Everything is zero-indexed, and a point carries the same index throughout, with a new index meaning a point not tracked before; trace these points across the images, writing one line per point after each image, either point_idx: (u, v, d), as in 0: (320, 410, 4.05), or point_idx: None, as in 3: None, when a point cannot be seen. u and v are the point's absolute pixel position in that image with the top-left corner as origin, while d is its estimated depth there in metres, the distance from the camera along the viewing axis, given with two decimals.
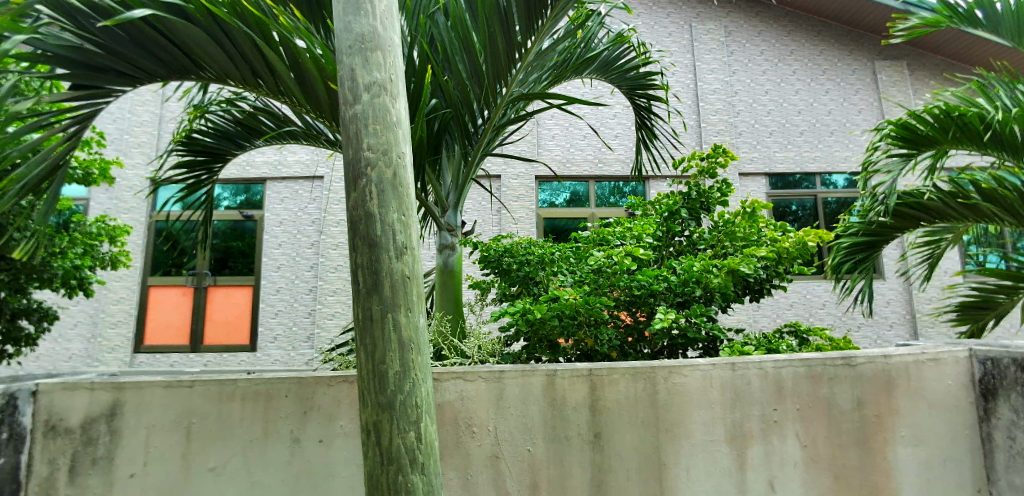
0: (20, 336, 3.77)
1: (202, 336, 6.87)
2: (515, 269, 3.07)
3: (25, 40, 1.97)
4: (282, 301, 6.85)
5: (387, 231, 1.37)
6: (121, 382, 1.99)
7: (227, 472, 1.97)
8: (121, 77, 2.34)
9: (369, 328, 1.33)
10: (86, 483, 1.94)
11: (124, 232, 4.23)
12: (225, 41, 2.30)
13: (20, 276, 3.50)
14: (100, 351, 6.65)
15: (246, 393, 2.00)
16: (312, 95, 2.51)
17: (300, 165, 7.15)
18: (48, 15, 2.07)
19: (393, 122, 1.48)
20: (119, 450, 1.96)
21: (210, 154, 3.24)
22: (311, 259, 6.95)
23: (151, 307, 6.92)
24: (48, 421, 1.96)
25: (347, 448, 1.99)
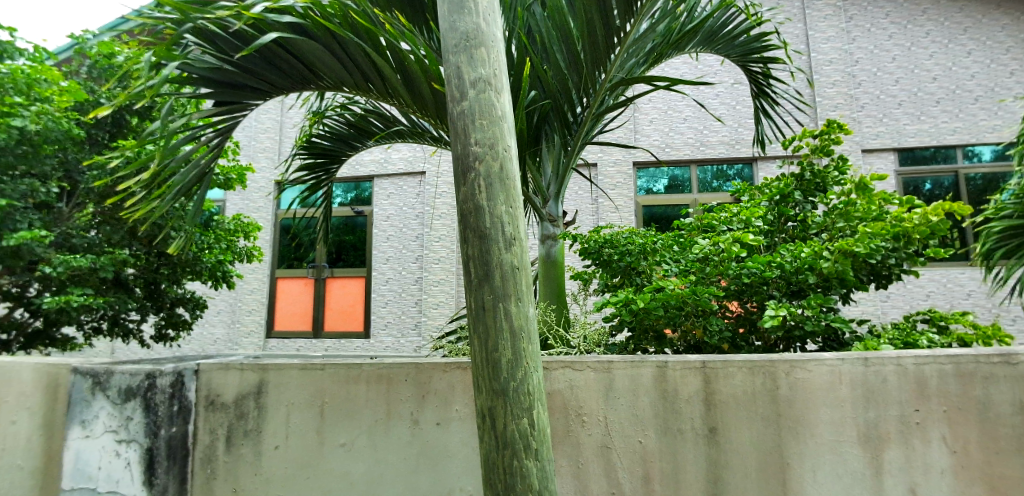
0: (178, 322, 4.30)
1: (323, 323, 7.46)
2: (616, 260, 3.02)
3: (178, 66, 2.24)
4: (391, 291, 7.24)
5: (496, 223, 1.41)
6: (265, 364, 2.22)
7: (355, 449, 2.14)
8: (255, 93, 2.58)
9: (482, 318, 1.37)
10: (240, 452, 2.19)
11: (258, 228, 4.54)
12: (339, 52, 2.47)
13: (178, 270, 4.01)
14: (239, 336, 7.42)
15: (369, 377, 2.15)
16: (418, 94, 2.62)
17: (404, 161, 7.49)
18: (195, 42, 2.34)
19: (499, 115, 1.51)
20: (266, 424, 2.19)
21: (327, 155, 3.49)
22: (416, 251, 7.27)
23: (279, 297, 7.62)
24: (208, 396, 2.24)
25: (463, 430, 2.09)
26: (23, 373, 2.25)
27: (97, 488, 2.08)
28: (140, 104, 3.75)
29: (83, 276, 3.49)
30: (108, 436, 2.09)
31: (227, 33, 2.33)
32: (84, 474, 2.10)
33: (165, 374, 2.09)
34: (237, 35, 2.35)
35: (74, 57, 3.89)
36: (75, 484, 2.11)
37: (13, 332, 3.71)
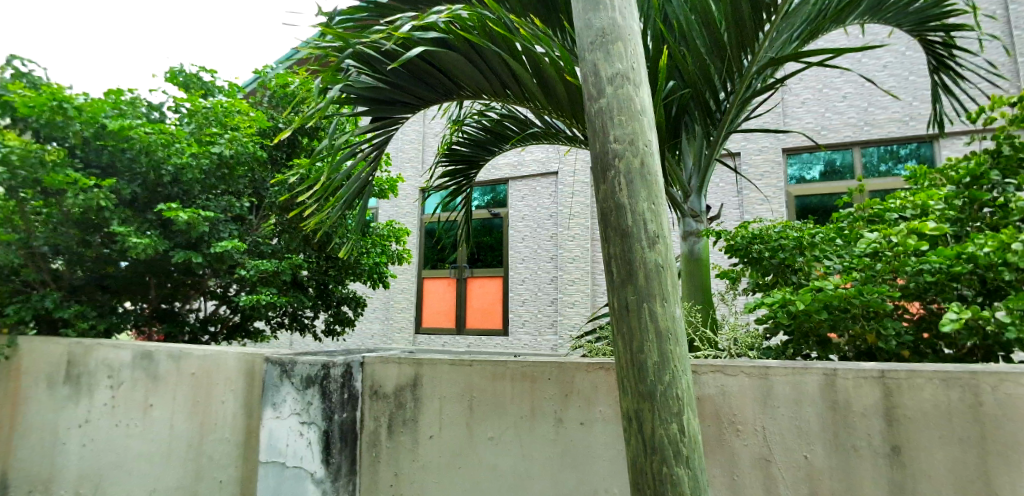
0: (344, 318, 4.79)
1: (465, 320, 7.85)
2: (768, 257, 2.78)
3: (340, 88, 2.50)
4: (528, 290, 7.39)
5: (638, 220, 1.36)
6: (419, 359, 2.39)
7: (502, 443, 2.21)
8: (405, 107, 2.79)
9: (626, 319, 1.33)
10: (401, 438, 2.38)
11: (405, 233, 4.87)
12: (477, 60, 2.58)
13: (342, 271, 4.49)
14: (393, 331, 8.08)
15: (514, 374, 2.22)
16: (553, 96, 2.63)
17: (536, 163, 7.60)
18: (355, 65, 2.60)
19: (638, 110, 1.46)
20: (422, 415, 2.36)
21: (467, 162, 3.65)
22: (550, 250, 7.32)
23: (426, 296, 8.18)
24: (372, 386, 2.47)
25: (608, 432, 2.06)
26: (229, 361, 2.66)
27: (285, 463, 2.38)
28: (310, 125, 4.23)
29: (269, 279, 4.01)
30: (292, 418, 2.39)
31: (381, 54, 2.56)
32: (275, 450, 2.42)
33: (337, 365, 2.35)
34: (389, 55, 2.56)
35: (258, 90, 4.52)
36: (268, 458, 2.44)
37: (219, 326, 4.36)
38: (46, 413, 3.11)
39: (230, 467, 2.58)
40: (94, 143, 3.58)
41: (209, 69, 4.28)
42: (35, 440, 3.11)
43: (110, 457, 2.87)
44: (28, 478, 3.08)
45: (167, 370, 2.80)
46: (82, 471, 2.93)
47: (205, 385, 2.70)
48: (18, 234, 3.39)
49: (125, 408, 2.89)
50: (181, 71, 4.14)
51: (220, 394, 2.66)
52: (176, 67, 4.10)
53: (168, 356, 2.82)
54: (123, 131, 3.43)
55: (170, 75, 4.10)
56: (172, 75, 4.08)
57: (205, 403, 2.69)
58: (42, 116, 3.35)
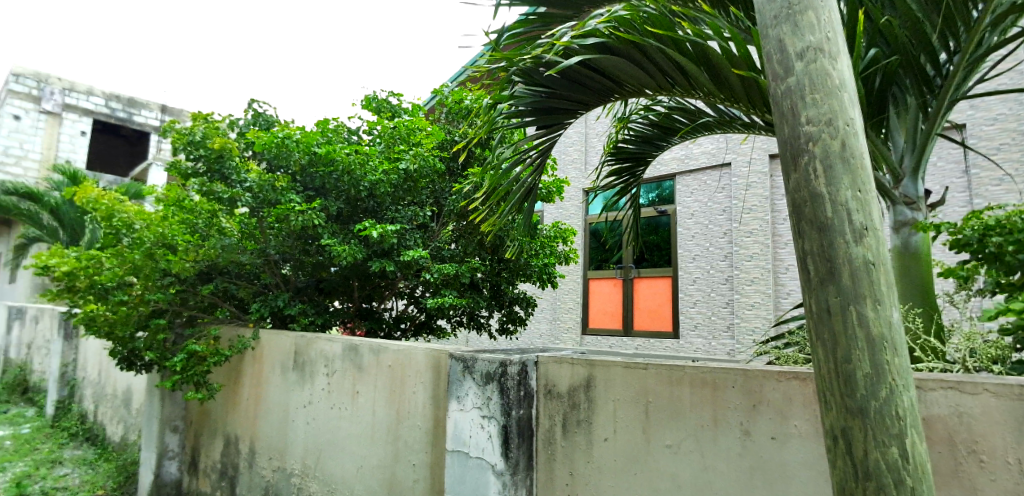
0: (516, 318, 4.94)
1: (633, 321, 7.41)
2: (1012, 253, 2.16)
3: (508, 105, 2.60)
4: (700, 291, 6.67)
5: (840, 212, 1.18)
6: (592, 360, 2.37)
7: (682, 452, 2.09)
8: (569, 113, 2.81)
9: (828, 323, 1.15)
10: (576, 437, 2.39)
11: (573, 233, 4.90)
12: (640, 59, 2.49)
13: (513, 273, 4.69)
14: (561, 331, 7.99)
15: (693, 379, 2.09)
16: (724, 83, 2.45)
17: (706, 155, 6.84)
18: (520, 81, 2.67)
19: (837, 86, 1.26)
20: (597, 416, 2.34)
21: (634, 159, 3.56)
22: (724, 248, 6.52)
23: (592, 297, 7.90)
24: (546, 385, 2.52)
25: (804, 450, 1.83)
26: (418, 356, 2.94)
27: (469, 453, 2.55)
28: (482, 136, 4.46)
29: (450, 281, 4.31)
30: (475, 411, 2.56)
31: (545, 68, 2.60)
32: (460, 440, 2.60)
33: (513, 364, 2.45)
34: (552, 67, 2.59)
35: (437, 108, 4.90)
36: (454, 447, 2.62)
37: (409, 323, 4.83)
38: (281, 395, 3.72)
39: (422, 452, 2.84)
40: (310, 170, 4.23)
41: (396, 92, 4.76)
42: (273, 416, 3.74)
43: (328, 435, 3.34)
44: (269, 448, 3.72)
45: (369, 362, 3.19)
46: (308, 445, 3.45)
47: (399, 377, 3.01)
48: (259, 245, 4.16)
49: (338, 394, 3.34)
50: (375, 97, 4.69)
51: (412, 385, 2.94)
52: (369, 95, 4.65)
53: (370, 349, 3.20)
54: (329, 155, 4.05)
55: (366, 101, 4.67)
56: (367, 101, 4.65)
57: (400, 393, 3.00)
58: (271, 150, 4.10)
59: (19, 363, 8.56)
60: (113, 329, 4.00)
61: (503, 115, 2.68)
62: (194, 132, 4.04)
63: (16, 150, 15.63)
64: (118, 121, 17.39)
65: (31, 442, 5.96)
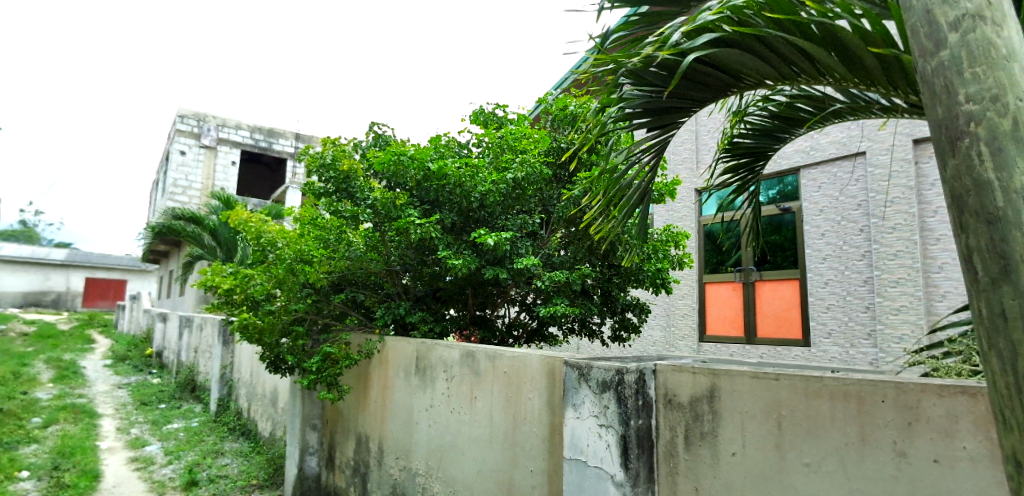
0: (630, 325, 4.82)
1: (755, 328, 6.84)
2: None
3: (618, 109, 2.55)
4: (834, 294, 6.04)
5: (1015, 200, 1.01)
6: (715, 369, 2.21)
7: (823, 472, 1.89)
8: (681, 112, 2.70)
9: (1005, 331, 0.99)
10: (699, 452, 2.22)
11: (686, 237, 4.71)
12: (759, 49, 2.33)
13: (625, 279, 4.60)
14: (676, 339, 7.60)
15: (833, 392, 1.89)
16: (858, 65, 2.23)
17: (835, 145, 6.21)
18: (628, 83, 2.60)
19: (1005, 54, 1.08)
20: (721, 428, 2.17)
21: (752, 154, 3.33)
22: (862, 247, 5.86)
23: (708, 302, 7.38)
24: (666, 394, 2.36)
25: (979, 476, 1.59)
26: (534, 362, 2.97)
27: (587, 461, 2.53)
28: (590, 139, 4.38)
29: (562, 288, 4.31)
30: (592, 419, 2.54)
31: (655, 68, 2.52)
32: (578, 448, 2.59)
33: (630, 372, 2.39)
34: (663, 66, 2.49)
35: (542, 116, 4.93)
36: (572, 455, 2.62)
37: (521, 330, 4.92)
38: (405, 398, 3.94)
39: (539, 458, 2.85)
40: (425, 184, 4.47)
41: (503, 104, 4.89)
42: (399, 418, 3.96)
43: (448, 437, 3.49)
44: (396, 448, 3.95)
45: (486, 367, 3.28)
46: (430, 447, 3.62)
47: (516, 383, 3.06)
48: (382, 257, 4.42)
49: (458, 398, 3.47)
50: (483, 111, 4.85)
51: (528, 391, 2.98)
52: (477, 109, 4.82)
53: (487, 355, 3.29)
54: (441, 170, 4.27)
55: (473, 115, 4.85)
56: (475, 115, 4.82)
57: (517, 398, 3.04)
58: (390, 168, 4.39)
59: (189, 365, 9.87)
60: (262, 336, 4.43)
61: (613, 119, 2.64)
62: (324, 155, 4.47)
63: (183, 181, 18.18)
64: (260, 150, 19.59)
65: (200, 434, 6.85)
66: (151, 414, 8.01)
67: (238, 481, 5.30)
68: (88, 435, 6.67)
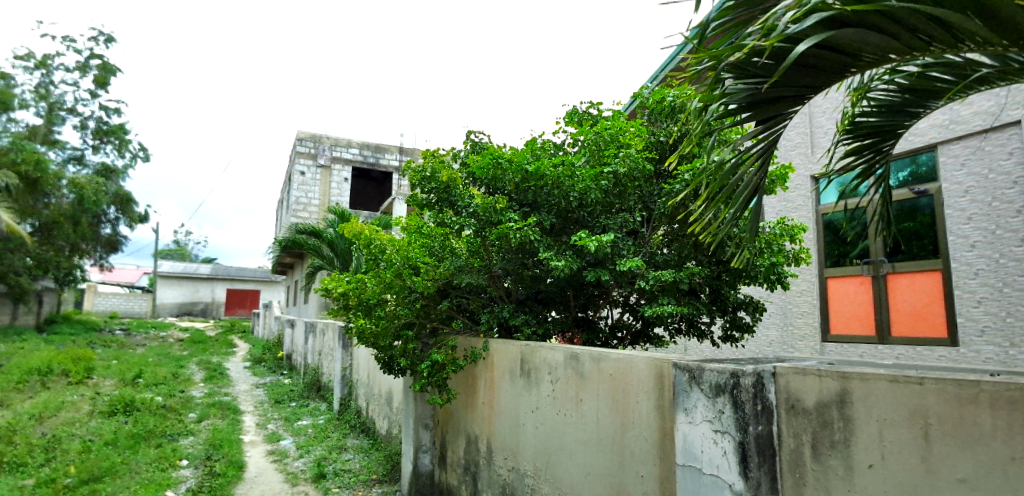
0: (742, 325, 4.56)
1: (890, 326, 6.12)
2: None
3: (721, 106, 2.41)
4: (986, 286, 5.20)
5: None
6: (845, 372, 1.99)
7: (984, 491, 1.64)
8: (793, 100, 2.49)
9: None
10: (829, 463, 2.02)
11: (803, 229, 4.35)
12: (881, 24, 2.10)
13: (736, 275, 4.35)
14: (794, 339, 6.94)
15: (993, 399, 1.63)
16: (1007, 26, 1.95)
17: (981, 115, 5.37)
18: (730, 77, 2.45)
19: None
20: (855, 438, 1.95)
21: (878, 133, 3.00)
22: (1020, 230, 4.97)
23: (831, 297, 6.67)
24: (788, 399, 2.18)
25: None
26: (640, 366, 2.89)
27: (702, 469, 2.41)
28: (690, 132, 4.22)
29: (668, 288, 4.14)
30: (706, 425, 2.42)
31: (759, 58, 2.37)
32: (691, 455, 2.48)
33: (746, 375, 2.25)
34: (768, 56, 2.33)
35: (638, 110, 4.80)
36: (685, 461, 2.51)
37: (625, 332, 4.84)
38: (512, 399, 4.01)
39: (650, 464, 2.77)
40: (523, 186, 4.52)
41: (597, 101, 4.83)
42: (506, 419, 4.04)
43: (555, 439, 3.49)
44: (504, 448, 4.03)
45: (591, 370, 3.24)
46: (537, 449, 3.65)
47: (622, 387, 3.00)
48: (484, 262, 4.62)
49: (563, 400, 3.47)
50: (576, 110, 4.84)
51: (635, 394, 2.91)
52: (571, 109, 4.81)
53: (592, 358, 3.26)
54: (539, 170, 4.32)
55: (567, 115, 4.84)
56: (569, 114, 4.81)
57: (624, 402, 2.98)
58: (489, 172, 4.48)
59: (314, 366, 10.74)
60: (377, 339, 4.70)
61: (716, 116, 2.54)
62: (425, 168, 4.63)
63: (303, 199, 19.90)
64: (369, 166, 20.93)
65: (326, 431, 7.43)
66: (284, 412, 8.82)
67: (361, 475, 5.67)
68: (234, 430, 7.50)
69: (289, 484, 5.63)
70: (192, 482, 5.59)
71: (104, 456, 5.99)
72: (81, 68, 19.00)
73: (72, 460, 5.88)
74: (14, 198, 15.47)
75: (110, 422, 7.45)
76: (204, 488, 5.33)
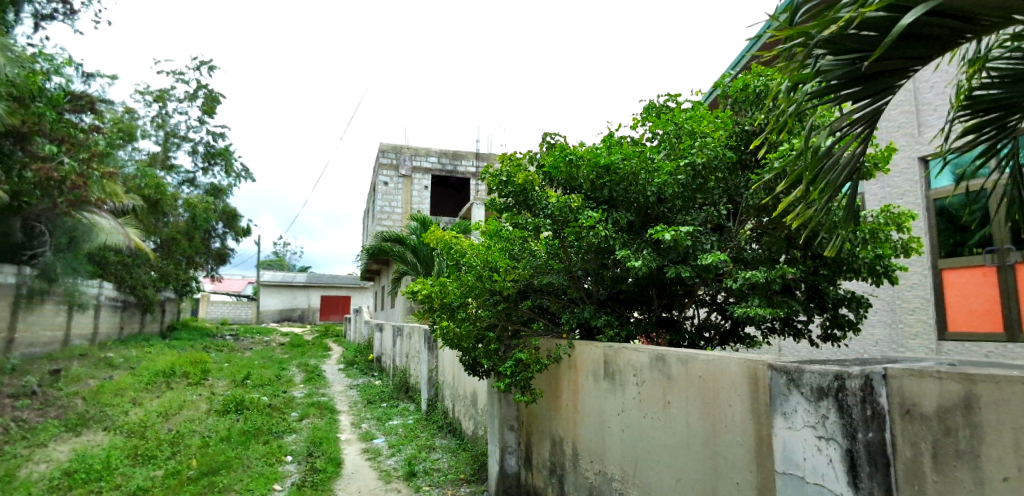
0: (844, 321, 4.22)
1: (1019, 322, 5.25)
2: None
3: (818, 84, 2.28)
4: None
5: None
6: (970, 373, 1.75)
7: None
8: (898, 74, 2.32)
9: None
10: (953, 476, 1.78)
11: (912, 217, 3.98)
12: None
13: (837, 269, 4.05)
14: (906, 338, 6.11)
15: None
16: None
17: None
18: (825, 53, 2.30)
19: None
20: (984, 448, 1.71)
21: (1002, 108, 2.65)
22: None
23: (947, 291, 5.85)
24: (902, 404, 1.96)
25: None
26: (733, 367, 2.76)
27: (805, 478, 2.27)
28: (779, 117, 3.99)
29: (759, 286, 3.92)
30: (808, 430, 2.27)
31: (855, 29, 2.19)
32: (792, 463, 2.34)
33: (853, 377, 2.08)
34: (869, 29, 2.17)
35: (720, 99, 4.60)
36: (785, 469, 2.37)
37: (713, 332, 4.64)
38: (596, 401, 3.96)
39: (746, 470, 2.64)
40: (599, 182, 4.47)
41: (675, 94, 4.68)
42: (591, 421, 4.01)
43: (642, 443, 3.41)
44: (590, 451, 3.99)
45: (679, 372, 3.14)
46: (624, 452, 3.58)
47: (713, 389, 2.88)
48: (563, 264, 4.60)
49: (650, 403, 3.38)
50: (654, 104, 4.72)
51: (728, 397, 2.78)
52: (648, 103, 4.70)
53: (679, 359, 3.15)
54: (612, 164, 4.29)
55: (644, 110, 4.73)
56: (646, 109, 4.70)
57: (715, 405, 2.86)
58: (564, 173, 4.49)
59: (402, 368, 11.18)
60: (461, 341, 4.80)
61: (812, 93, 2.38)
62: (502, 171, 4.71)
63: (387, 208, 20.79)
64: (447, 173, 21.53)
65: (415, 431, 7.70)
66: (376, 412, 9.24)
67: (450, 475, 5.84)
68: (331, 428, 7.97)
69: (383, 481, 5.89)
70: (296, 476, 6.00)
71: (220, 451, 6.57)
72: (190, 98, 20.98)
73: (194, 454, 6.50)
74: (140, 219, 17.34)
75: (225, 419, 8.16)
76: (307, 482, 5.71)
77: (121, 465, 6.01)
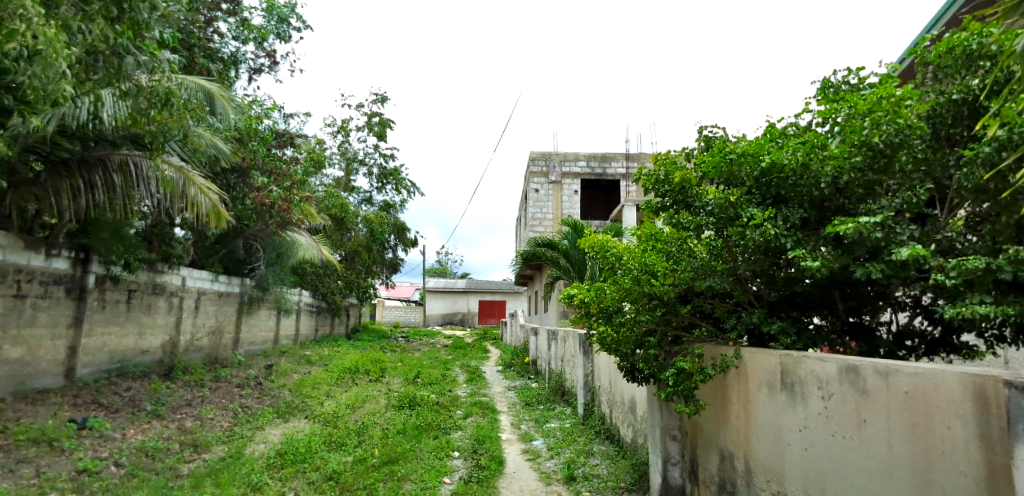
0: None
1: None
2: None
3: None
4: None
5: None
6: None
7: None
8: None
9: None
10: None
11: None
12: None
13: None
14: None
15: None
16: None
17: None
18: None
19: None
20: None
21: None
22: None
23: None
24: None
25: None
26: (950, 382, 2.33)
27: None
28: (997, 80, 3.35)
29: (979, 281, 3.27)
30: None
31: None
32: None
33: None
34: None
35: (918, 70, 3.99)
36: None
37: (918, 340, 3.97)
38: (773, 415, 3.61)
39: None
40: (764, 177, 4.10)
41: (856, 68, 4.15)
42: (766, 435, 3.68)
43: (831, 465, 3.03)
44: (765, 469, 3.66)
45: (876, 385, 2.74)
46: (808, 473, 3.22)
47: (924, 406, 2.46)
48: (728, 265, 4.30)
49: (840, 419, 3.00)
50: (829, 83, 4.25)
51: (945, 419, 2.36)
52: (823, 83, 4.26)
53: (876, 371, 2.75)
54: (781, 158, 3.90)
55: (819, 90, 4.28)
56: (820, 89, 4.26)
57: (927, 426, 2.44)
58: (723, 171, 4.22)
59: (558, 372, 11.36)
60: (619, 346, 4.69)
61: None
62: (657, 172, 4.56)
63: (538, 214, 21.35)
64: (596, 176, 21.46)
65: (573, 435, 7.76)
66: (534, 413, 9.50)
67: (609, 481, 5.77)
68: (493, 428, 8.36)
69: (543, 482, 6.03)
70: (464, 471, 6.41)
71: (398, 442, 7.26)
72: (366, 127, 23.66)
73: (376, 443, 7.26)
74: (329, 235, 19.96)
75: (401, 414, 9.03)
76: (474, 478, 6.05)
77: (320, 450, 6.93)
